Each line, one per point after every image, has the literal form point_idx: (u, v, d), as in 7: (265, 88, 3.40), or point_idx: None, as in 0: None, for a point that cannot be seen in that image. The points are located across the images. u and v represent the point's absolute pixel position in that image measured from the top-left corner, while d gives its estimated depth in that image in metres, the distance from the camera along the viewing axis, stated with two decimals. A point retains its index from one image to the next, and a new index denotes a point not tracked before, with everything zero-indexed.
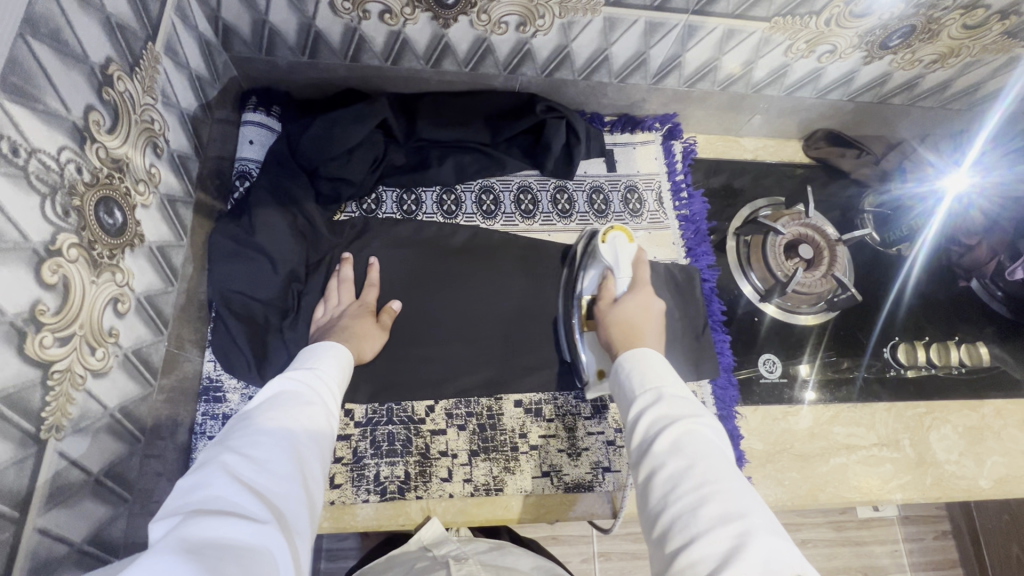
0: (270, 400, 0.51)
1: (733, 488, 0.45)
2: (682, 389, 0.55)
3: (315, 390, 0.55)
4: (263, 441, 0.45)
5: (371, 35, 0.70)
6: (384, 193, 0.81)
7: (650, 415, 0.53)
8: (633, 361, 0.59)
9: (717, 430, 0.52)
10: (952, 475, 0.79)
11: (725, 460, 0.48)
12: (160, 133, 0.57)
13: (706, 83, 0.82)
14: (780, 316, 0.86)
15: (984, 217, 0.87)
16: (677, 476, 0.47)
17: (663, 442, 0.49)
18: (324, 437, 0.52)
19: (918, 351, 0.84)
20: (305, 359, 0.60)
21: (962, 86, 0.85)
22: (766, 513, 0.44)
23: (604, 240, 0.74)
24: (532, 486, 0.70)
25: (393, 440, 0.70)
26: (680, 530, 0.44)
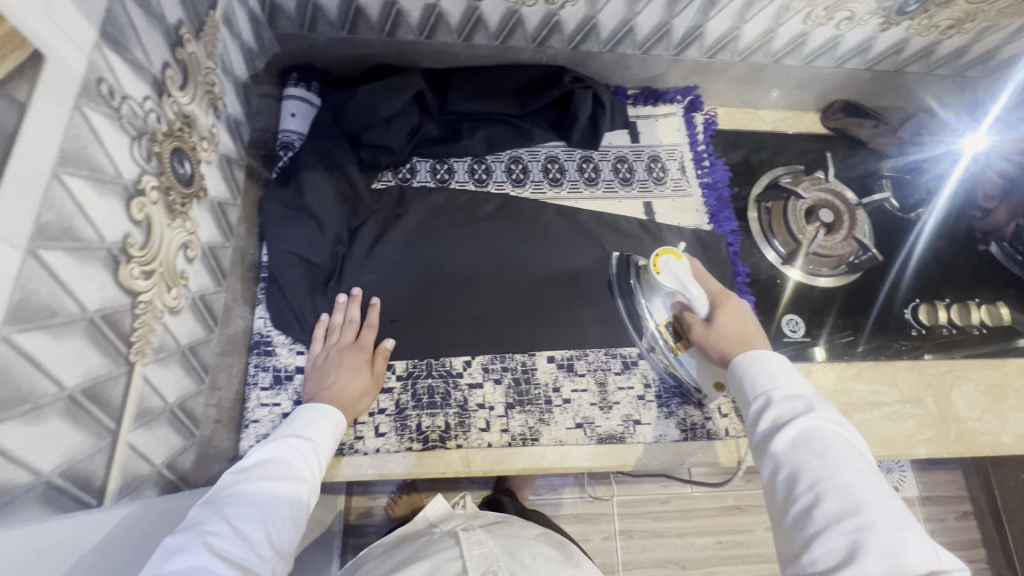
0: (261, 467, 0.54)
1: (855, 487, 0.47)
2: (798, 384, 0.56)
3: (307, 456, 0.58)
4: (244, 514, 0.48)
5: (409, 9, 0.74)
6: (418, 163, 0.85)
7: (765, 413, 0.55)
8: (745, 361, 0.61)
9: (844, 422, 0.52)
10: (975, 431, 0.81)
11: (852, 454, 0.49)
12: (220, 96, 0.61)
13: (727, 53, 0.85)
14: (804, 280, 0.88)
15: (1002, 177, 0.92)
16: (795, 477, 0.49)
17: (780, 442, 0.52)
18: (308, 508, 0.54)
19: (939, 312, 0.87)
20: (301, 417, 0.63)
21: (977, 53, 0.87)
22: (895, 508, 0.45)
23: (660, 271, 0.69)
24: (566, 436, 0.73)
25: (433, 393, 0.73)
26: (800, 530, 0.47)
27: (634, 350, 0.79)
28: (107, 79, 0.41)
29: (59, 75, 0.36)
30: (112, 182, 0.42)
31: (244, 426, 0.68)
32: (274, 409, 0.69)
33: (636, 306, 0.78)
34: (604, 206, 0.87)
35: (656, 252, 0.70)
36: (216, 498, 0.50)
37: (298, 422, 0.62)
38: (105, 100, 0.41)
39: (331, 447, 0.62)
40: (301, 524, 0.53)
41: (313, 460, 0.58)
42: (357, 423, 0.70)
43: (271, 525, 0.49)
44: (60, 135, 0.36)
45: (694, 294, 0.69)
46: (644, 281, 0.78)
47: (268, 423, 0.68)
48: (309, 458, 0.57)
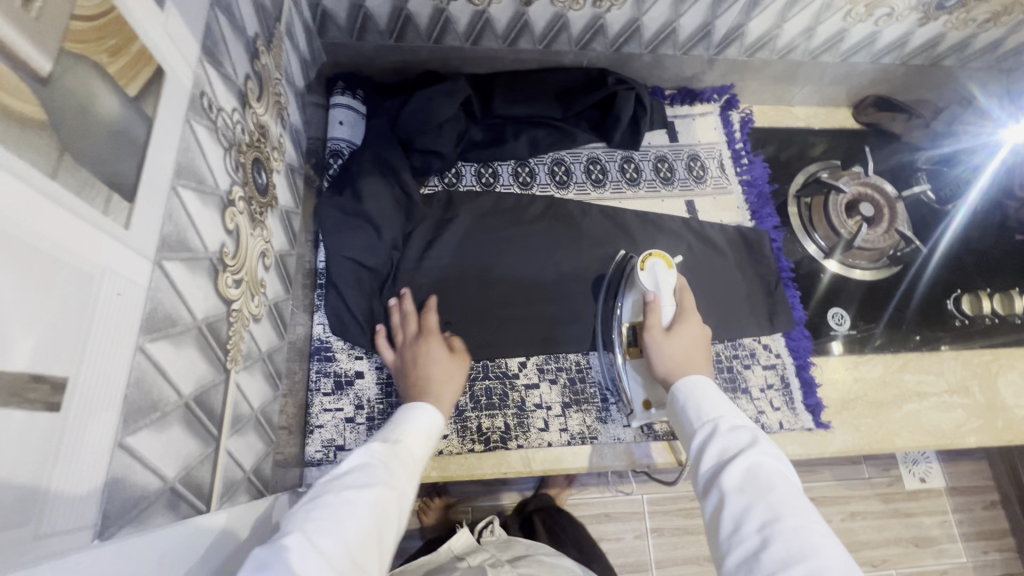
0: (350, 474, 0.50)
1: (799, 526, 0.47)
2: (739, 419, 0.59)
3: (395, 466, 0.53)
4: (330, 528, 0.43)
5: (458, 15, 0.75)
6: (463, 168, 0.86)
7: (711, 447, 0.56)
8: (686, 388, 0.63)
9: (781, 457, 0.54)
10: (1023, 419, 0.82)
11: (793, 493, 0.50)
12: (285, 106, 0.62)
13: (765, 52, 0.86)
14: (842, 271, 0.89)
15: None
16: (740, 515, 0.49)
17: (727, 479, 0.52)
18: (394, 526, 0.49)
19: (983, 302, 0.88)
20: (393, 424, 0.59)
21: (1010, 46, 0.89)
22: (835, 551, 0.45)
23: (643, 268, 0.73)
24: (624, 434, 0.74)
25: (491, 394, 0.74)
26: (749, 573, 0.46)
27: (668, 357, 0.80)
28: (207, 93, 0.42)
29: (174, 90, 0.37)
30: (212, 193, 0.43)
31: (309, 432, 0.69)
32: (337, 414, 0.70)
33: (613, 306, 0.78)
34: (647, 206, 0.88)
35: (649, 251, 0.75)
36: (303, 504, 0.46)
37: (388, 431, 0.57)
38: (206, 113, 0.42)
39: (420, 462, 0.57)
40: (385, 547, 0.47)
41: (401, 470, 0.53)
42: None
43: (356, 541, 0.44)
44: (176, 149, 0.37)
45: (667, 301, 0.73)
46: (625, 283, 0.78)
47: (332, 428, 0.69)
48: (397, 469, 0.52)
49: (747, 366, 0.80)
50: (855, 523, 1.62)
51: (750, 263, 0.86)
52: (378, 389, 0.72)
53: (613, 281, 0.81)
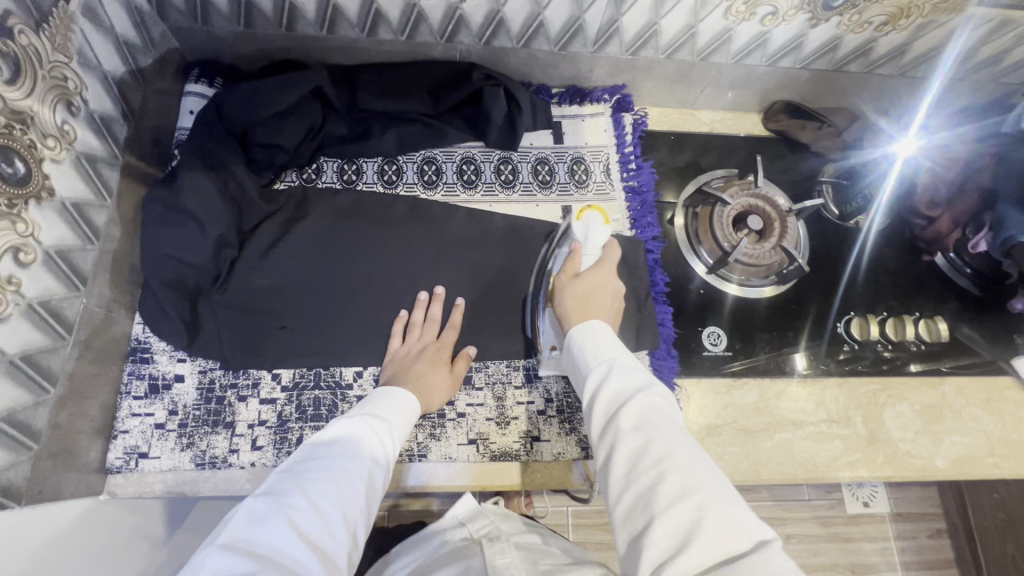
0: (340, 443, 0.56)
1: (691, 461, 0.47)
2: (632, 359, 0.57)
3: (382, 436, 0.59)
4: (327, 492, 0.50)
5: (302, 1, 0.70)
6: (325, 163, 0.81)
7: (604, 390, 0.54)
8: (579, 336, 0.60)
9: (670, 395, 0.53)
10: (907, 454, 0.77)
11: (676, 425, 0.50)
12: (75, 92, 0.58)
13: (649, 50, 0.80)
14: (741, 293, 0.83)
15: (932, 179, 0.84)
16: (638, 454, 0.48)
17: (621, 422, 0.51)
18: (380, 484, 0.56)
19: (871, 326, 0.82)
20: (380, 395, 0.64)
21: (918, 52, 0.82)
22: (721, 480, 0.47)
23: (579, 218, 0.74)
24: (457, 453, 0.69)
25: (318, 405, 0.69)
26: (641, 511, 0.46)
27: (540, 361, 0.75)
28: None
29: None
30: None
31: (113, 437, 0.65)
32: (146, 420, 0.66)
33: (550, 256, 0.77)
34: (520, 211, 0.83)
35: (588, 204, 0.75)
36: (297, 466, 0.52)
37: (379, 400, 0.63)
38: None
39: (406, 429, 0.63)
40: (374, 505, 0.55)
41: (386, 438, 0.59)
42: (234, 434, 0.67)
43: (349, 502, 0.51)
44: None
45: (589, 251, 0.72)
46: (563, 235, 0.78)
47: (139, 434, 0.66)
48: (383, 438, 0.58)
49: None
50: (790, 545, 1.55)
51: (624, 274, 0.81)
52: (196, 395, 0.68)
53: (559, 229, 0.79)
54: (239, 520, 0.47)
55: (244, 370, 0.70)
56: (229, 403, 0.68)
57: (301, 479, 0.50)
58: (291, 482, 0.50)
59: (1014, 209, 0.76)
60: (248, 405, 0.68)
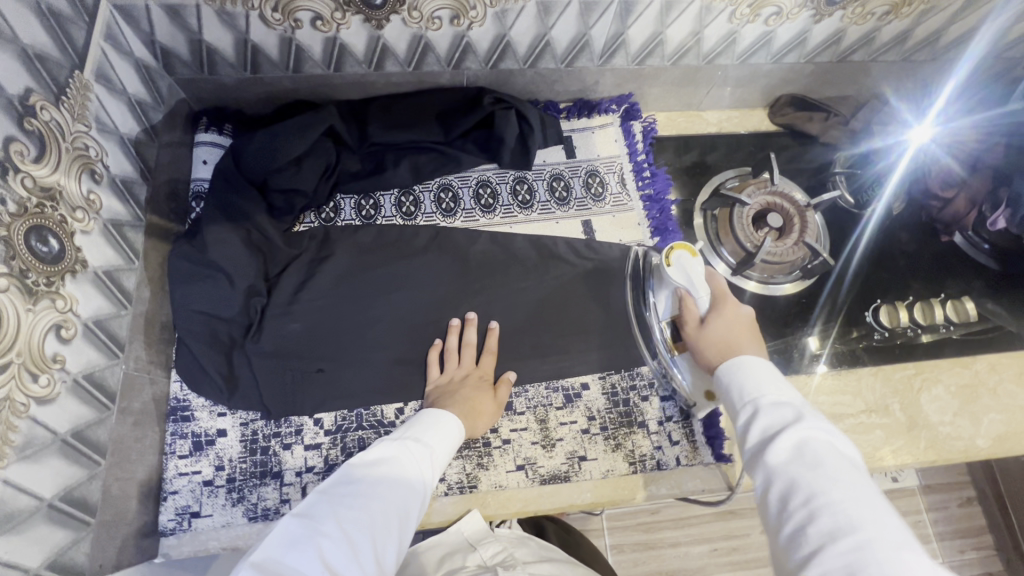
0: (380, 465, 0.55)
1: (853, 497, 0.45)
2: (785, 395, 0.55)
3: (419, 463, 0.58)
4: (358, 518, 0.49)
5: (309, 43, 0.70)
6: (342, 200, 0.81)
7: (755, 425, 0.53)
8: (730, 370, 0.60)
9: (832, 432, 0.51)
10: (948, 436, 0.78)
11: (847, 467, 0.47)
12: (97, 159, 0.58)
13: (655, 59, 0.80)
14: (761, 290, 0.84)
15: (960, 164, 0.85)
16: (788, 489, 0.47)
17: (775, 455, 0.50)
18: (413, 518, 0.54)
19: (901, 312, 0.82)
20: (421, 419, 0.64)
21: (921, 37, 0.82)
22: (892, 525, 0.43)
23: (670, 264, 0.69)
24: (507, 480, 0.69)
25: (363, 445, 0.69)
26: (797, 548, 0.44)
27: (578, 381, 0.74)
28: None
29: None
30: None
31: (162, 499, 0.65)
32: (193, 478, 0.66)
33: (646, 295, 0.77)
34: (540, 229, 0.83)
35: (671, 246, 0.70)
36: (336, 489, 0.51)
37: (417, 425, 0.62)
38: None
39: (445, 457, 0.62)
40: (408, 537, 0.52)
41: (424, 466, 0.58)
42: (283, 484, 0.66)
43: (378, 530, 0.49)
44: None
45: (700, 293, 0.68)
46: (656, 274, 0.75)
47: (188, 493, 0.65)
48: (420, 463, 0.57)
49: (644, 397, 0.74)
50: None
51: None
52: (241, 448, 0.67)
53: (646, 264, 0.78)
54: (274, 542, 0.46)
55: (286, 418, 0.69)
56: (275, 452, 0.68)
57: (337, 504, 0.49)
58: (328, 506, 0.49)
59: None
60: (293, 452, 0.68)
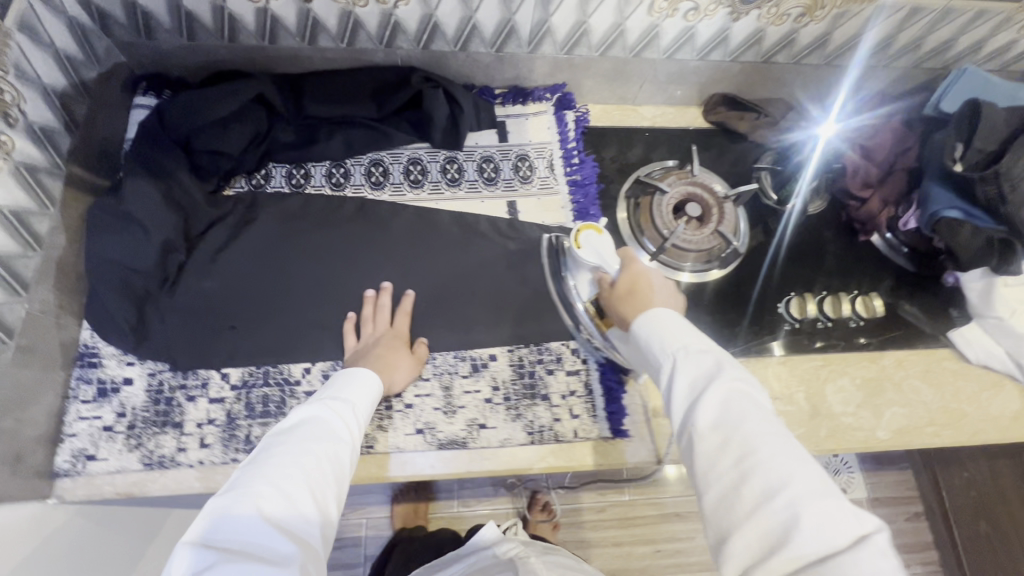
0: (299, 428, 0.56)
1: (776, 455, 0.46)
2: (701, 349, 0.56)
3: (342, 419, 0.60)
4: (291, 476, 0.50)
5: (240, 13, 0.73)
6: (274, 168, 0.83)
7: (678, 387, 0.54)
8: (647, 324, 0.60)
9: (745, 379, 0.53)
10: (849, 426, 0.79)
11: (762, 420, 0.49)
12: (13, 104, 0.60)
13: (583, 49, 0.83)
14: (696, 279, 0.85)
15: (879, 165, 0.87)
16: (718, 453, 0.48)
17: (700, 419, 0.50)
18: (346, 465, 0.56)
19: (808, 304, 0.84)
20: (342, 380, 0.65)
21: (840, 42, 0.85)
22: (809, 470, 0.45)
23: (580, 245, 0.71)
24: (405, 442, 0.71)
25: (267, 401, 0.71)
26: (727, 509, 0.46)
27: (486, 352, 0.76)
28: None
29: None
30: None
31: (61, 441, 0.66)
32: (94, 422, 0.67)
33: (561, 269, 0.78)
34: (466, 207, 0.85)
35: (577, 227, 0.72)
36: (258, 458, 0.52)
37: (334, 387, 0.64)
38: None
39: (367, 408, 0.65)
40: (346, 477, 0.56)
41: (348, 418, 0.60)
42: (182, 433, 0.68)
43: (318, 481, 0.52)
44: None
45: (611, 266, 0.71)
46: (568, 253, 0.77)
47: (87, 437, 0.67)
48: (340, 418, 0.59)
49: (550, 371, 0.76)
50: None
51: None
52: (145, 397, 0.69)
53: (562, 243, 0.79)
54: (203, 525, 0.45)
55: (193, 371, 0.71)
56: (178, 403, 0.69)
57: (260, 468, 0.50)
58: (252, 473, 0.50)
59: (936, 187, 0.80)
60: (197, 404, 0.70)
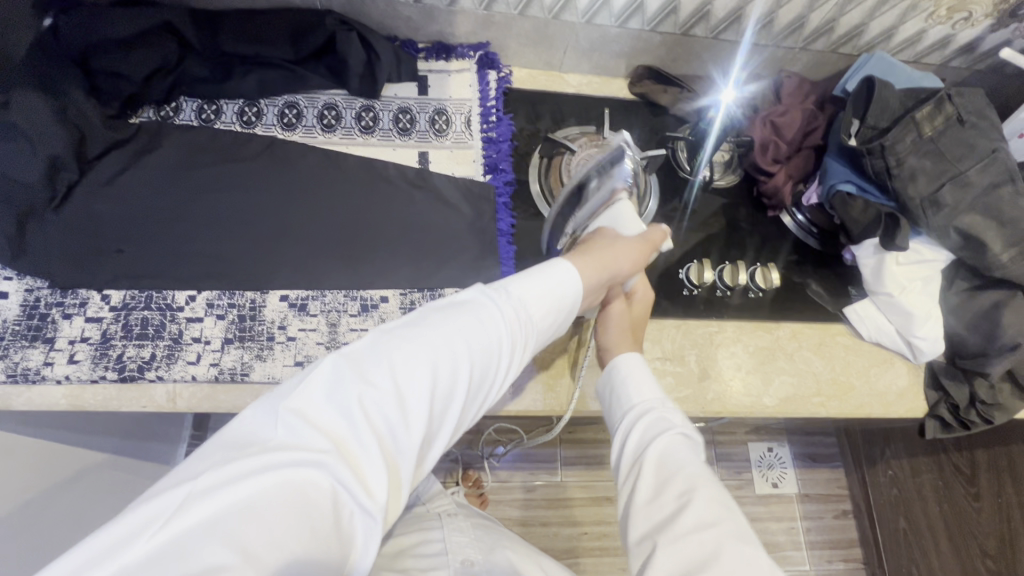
0: (454, 308, 0.55)
1: (714, 496, 0.53)
2: (665, 405, 0.64)
3: (499, 311, 0.56)
4: (417, 372, 0.49)
5: None
6: (184, 102, 0.83)
7: (637, 431, 0.61)
8: (625, 364, 0.68)
9: (693, 439, 0.60)
10: (735, 390, 0.80)
11: (699, 472, 0.56)
12: None
13: (501, 5, 0.84)
14: None
15: (788, 143, 0.89)
16: (657, 494, 0.55)
17: (647, 464, 0.57)
18: (490, 364, 0.54)
19: (705, 270, 0.86)
20: (531, 276, 0.60)
21: (754, 19, 0.88)
22: (732, 519, 0.51)
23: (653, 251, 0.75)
24: (281, 373, 0.70)
25: (145, 324, 0.70)
26: (650, 549, 0.51)
27: (378, 294, 0.77)
28: None
29: None
30: None
31: None
32: None
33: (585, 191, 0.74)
34: (376, 154, 0.85)
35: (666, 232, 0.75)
36: (404, 331, 0.52)
37: (521, 287, 0.59)
38: None
39: (540, 329, 0.60)
40: (473, 410, 0.54)
41: (514, 332, 0.56)
42: (53, 348, 0.68)
43: (439, 399, 0.50)
44: None
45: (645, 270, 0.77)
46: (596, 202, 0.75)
47: None
48: (495, 313, 0.56)
49: None
50: None
51: (490, 216, 0.84)
52: (18, 311, 0.68)
53: (597, 171, 0.72)
54: (321, 383, 0.46)
55: (72, 290, 0.70)
56: (53, 320, 0.69)
57: (394, 350, 0.50)
58: (388, 350, 0.50)
59: (835, 161, 0.84)
60: (72, 322, 0.69)
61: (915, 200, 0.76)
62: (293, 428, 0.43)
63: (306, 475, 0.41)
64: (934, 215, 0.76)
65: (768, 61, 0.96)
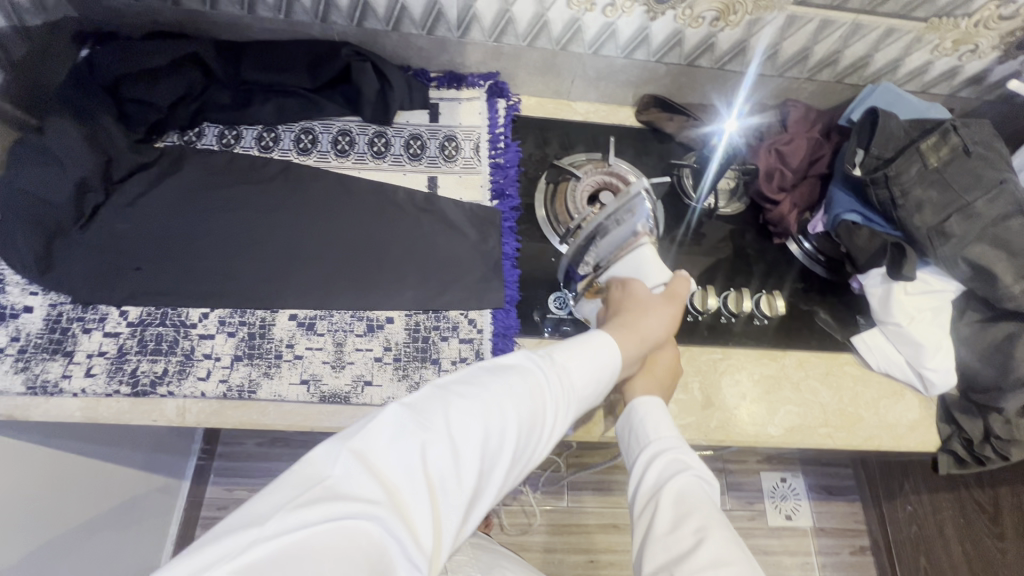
0: (505, 368, 0.56)
1: (728, 538, 0.52)
2: (684, 445, 0.62)
3: (547, 377, 0.57)
4: (471, 429, 0.49)
5: None
6: (207, 128, 0.87)
7: (653, 469, 0.60)
8: (646, 406, 0.66)
9: (709, 480, 0.59)
10: (739, 419, 0.79)
11: (715, 514, 0.54)
12: None
13: (510, 37, 0.88)
14: None
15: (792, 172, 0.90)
16: (671, 531, 0.53)
17: (662, 501, 0.56)
18: (535, 428, 0.54)
19: (710, 296, 0.86)
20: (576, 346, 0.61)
21: (759, 50, 0.89)
22: (746, 562, 0.50)
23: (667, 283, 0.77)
24: (287, 391, 0.72)
25: (160, 340, 0.73)
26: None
27: (384, 315, 0.78)
28: None
29: None
30: None
31: None
32: None
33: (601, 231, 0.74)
34: (386, 178, 0.88)
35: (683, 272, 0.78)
36: (457, 387, 0.53)
37: (570, 355, 0.60)
38: None
39: (585, 398, 0.60)
40: (515, 475, 0.53)
41: (559, 399, 0.56)
42: (71, 361, 0.70)
43: (487, 460, 0.49)
44: None
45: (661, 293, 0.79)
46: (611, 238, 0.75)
47: None
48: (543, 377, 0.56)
49: (444, 337, 0.78)
50: None
51: (496, 239, 0.86)
52: (41, 325, 0.72)
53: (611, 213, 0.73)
54: (380, 431, 0.47)
55: (92, 305, 0.73)
56: (73, 334, 0.72)
57: (448, 405, 0.50)
58: (443, 404, 0.50)
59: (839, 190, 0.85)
60: (91, 336, 0.72)
61: (921, 230, 0.76)
62: (348, 475, 0.43)
63: (357, 526, 0.40)
64: (942, 246, 0.76)
65: (774, 91, 0.98)
